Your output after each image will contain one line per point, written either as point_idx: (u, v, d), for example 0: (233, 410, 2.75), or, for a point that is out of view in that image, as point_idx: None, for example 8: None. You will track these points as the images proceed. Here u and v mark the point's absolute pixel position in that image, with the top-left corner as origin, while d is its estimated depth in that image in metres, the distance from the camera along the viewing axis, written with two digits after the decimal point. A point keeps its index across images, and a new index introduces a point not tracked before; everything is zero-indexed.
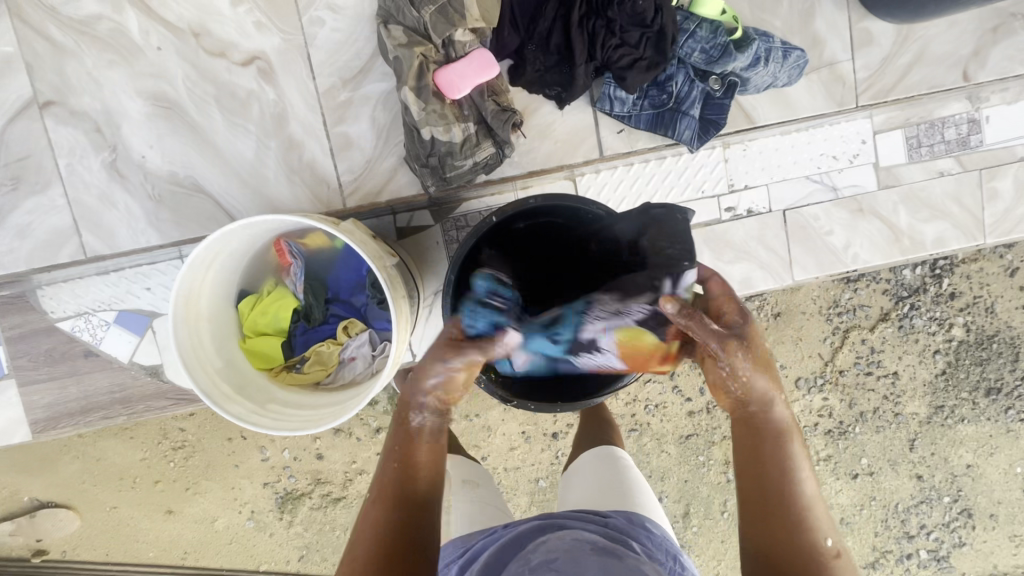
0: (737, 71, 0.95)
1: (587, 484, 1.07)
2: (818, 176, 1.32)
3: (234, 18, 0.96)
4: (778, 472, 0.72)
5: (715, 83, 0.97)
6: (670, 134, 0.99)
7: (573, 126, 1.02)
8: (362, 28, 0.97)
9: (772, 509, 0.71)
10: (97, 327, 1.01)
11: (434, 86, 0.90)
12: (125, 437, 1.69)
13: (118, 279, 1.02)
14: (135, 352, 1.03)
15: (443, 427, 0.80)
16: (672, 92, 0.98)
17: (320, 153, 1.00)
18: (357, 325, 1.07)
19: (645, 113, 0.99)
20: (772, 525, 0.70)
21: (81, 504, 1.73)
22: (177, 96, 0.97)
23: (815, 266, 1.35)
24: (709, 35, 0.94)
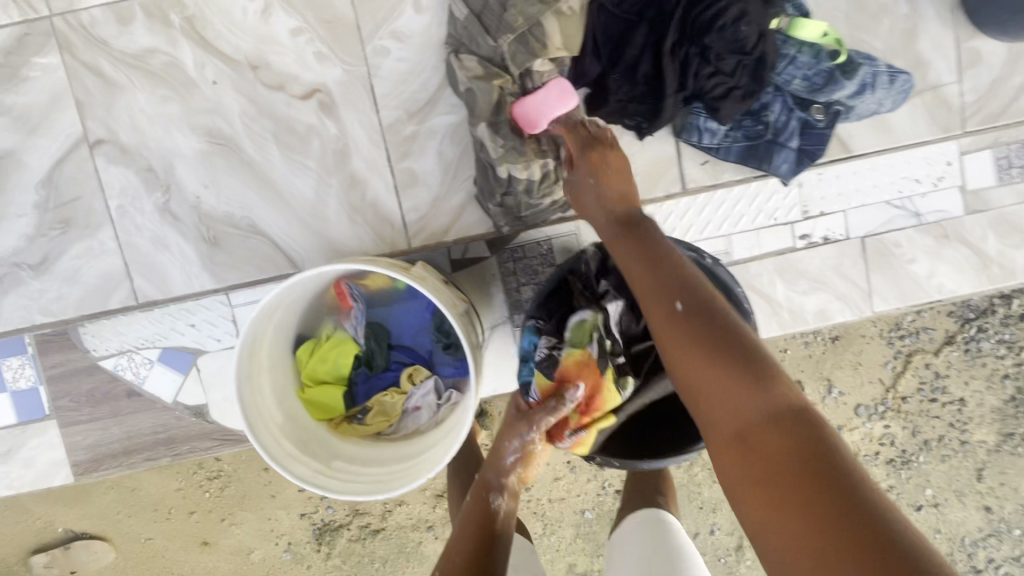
0: (841, 99, 1.10)
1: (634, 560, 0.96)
2: (900, 201, 1.23)
3: (294, 49, 0.90)
4: (687, 294, 0.69)
5: (816, 112, 1.11)
6: (769, 165, 1.12)
7: None
8: (429, 57, 0.90)
9: (710, 361, 0.63)
10: (140, 366, 0.95)
11: (512, 121, 0.83)
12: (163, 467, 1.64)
13: (162, 315, 0.95)
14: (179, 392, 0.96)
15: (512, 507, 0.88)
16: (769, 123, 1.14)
17: (383, 191, 0.93)
18: (422, 372, 1.00)
19: (738, 145, 1.13)
20: (721, 386, 0.62)
21: (116, 537, 1.67)
22: (234, 133, 0.91)
23: (896, 296, 1.26)
24: (811, 61, 1.07)
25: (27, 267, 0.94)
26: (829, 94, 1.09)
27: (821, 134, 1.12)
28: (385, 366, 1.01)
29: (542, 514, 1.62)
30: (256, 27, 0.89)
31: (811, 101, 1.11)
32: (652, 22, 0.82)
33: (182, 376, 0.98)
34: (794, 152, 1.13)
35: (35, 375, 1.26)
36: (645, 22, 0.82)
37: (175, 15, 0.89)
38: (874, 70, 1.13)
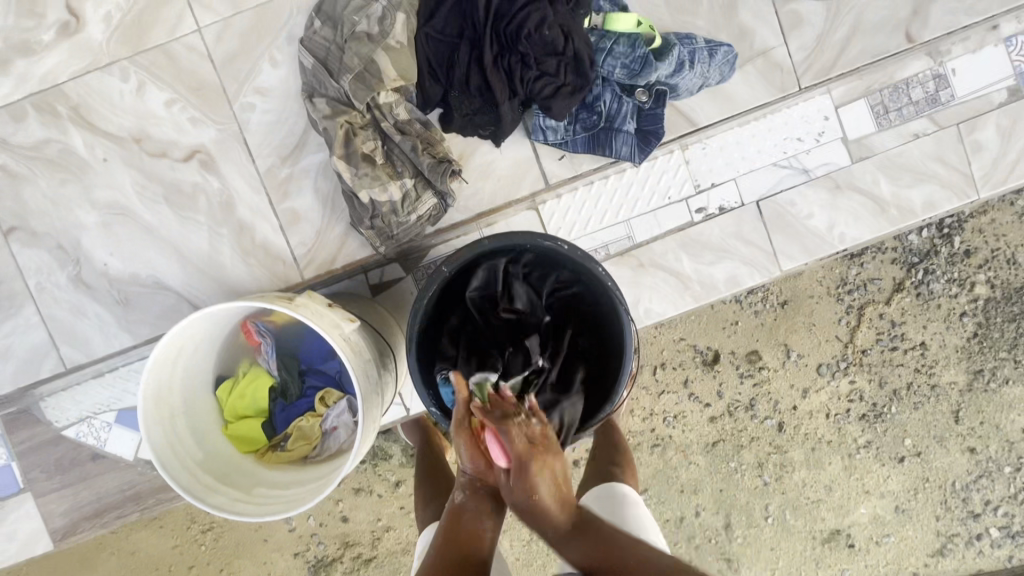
0: (663, 79, 1.14)
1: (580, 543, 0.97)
2: (786, 161, 1.27)
3: (170, 118, 0.99)
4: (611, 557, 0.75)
5: (642, 96, 1.15)
6: (611, 151, 1.16)
7: None
8: (292, 105, 0.99)
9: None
10: (100, 429, 1.04)
11: (363, 150, 0.91)
12: (155, 526, 1.63)
13: (114, 379, 1.04)
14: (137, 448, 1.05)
15: (479, 510, 0.78)
16: (602, 112, 1.16)
17: (271, 232, 1.01)
18: (333, 394, 1.07)
19: (581, 136, 1.16)
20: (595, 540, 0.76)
21: None
22: (129, 202, 1.00)
23: (802, 253, 1.30)
24: (626, 48, 1.11)
25: None
26: (647, 77, 1.12)
27: (655, 115, 1.17)
28: (299, 393, 1.09)
29: (524, 519, 1.62)
30: (133, 105, 0.99)
31: (634, 86, 1.15)
32: (471, 41, 0.91)
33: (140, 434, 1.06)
34: (634, 134, 1.16)
35: (6, 452, 1.35)
36: (465, 42, 0.91)
37: (62, 106, 0.99)
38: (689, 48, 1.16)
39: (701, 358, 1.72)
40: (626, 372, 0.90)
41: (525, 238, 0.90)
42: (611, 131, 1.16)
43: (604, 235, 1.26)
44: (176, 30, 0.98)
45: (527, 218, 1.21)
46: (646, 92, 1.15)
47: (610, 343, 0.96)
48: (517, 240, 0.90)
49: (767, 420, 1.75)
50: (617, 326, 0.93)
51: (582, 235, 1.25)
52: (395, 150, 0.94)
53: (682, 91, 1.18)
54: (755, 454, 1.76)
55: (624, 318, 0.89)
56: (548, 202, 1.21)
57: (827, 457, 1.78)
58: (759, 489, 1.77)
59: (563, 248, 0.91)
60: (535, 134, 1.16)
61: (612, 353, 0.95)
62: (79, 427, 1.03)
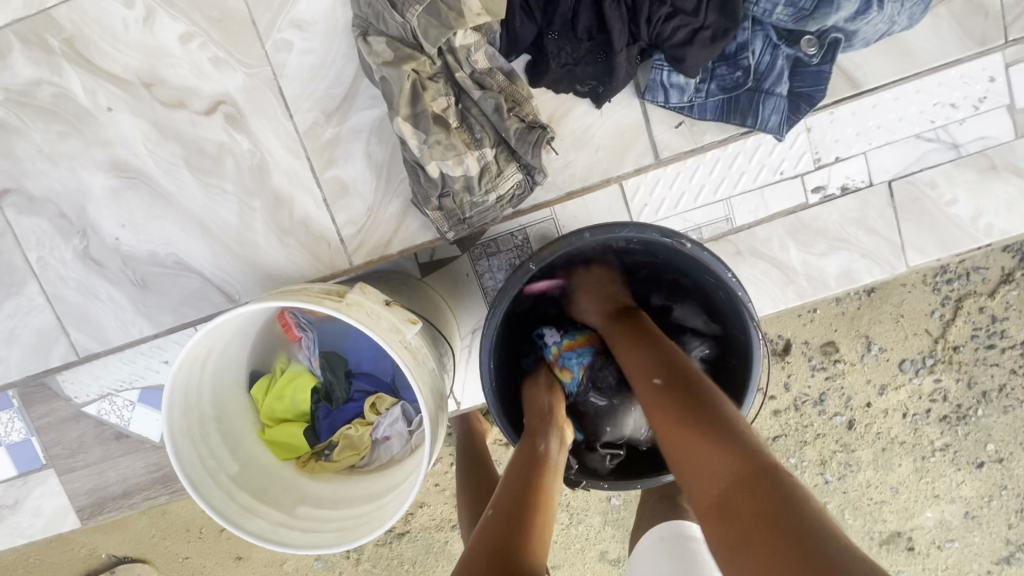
0: (841, 24, 0.87)
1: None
2: (932, 132, 1.03)
3: (187, 57, 0.79)
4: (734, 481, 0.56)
5: (806, 48, 0.90)
6: (754, 121, 0.94)
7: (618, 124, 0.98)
8: (339, 44, 0.78)
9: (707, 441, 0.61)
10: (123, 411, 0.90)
11: (434, 110, 0.70)
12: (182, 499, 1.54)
13: (135, 356, 0.89)
14: None
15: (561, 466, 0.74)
16: (748, 68, 0.91)
17: (313, 206, 0.83)
18: (386, 399, 0.93)
19: (714, 98, 0.94)
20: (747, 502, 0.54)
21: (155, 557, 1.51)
22: (142, 164, 0.82)
23: (935, 246, 1.08)
24: None
25: None
26: (822, 21, 0.86)
27: (819, 73, 0.92)
28: (346, 397, 0.94)
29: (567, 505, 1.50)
30: (141, 39, 0.78)
31: (799, 32, 0.89)
32: None
33: None
34: (786, 99, 0.93)
35: (26, 427, 1.25)
36: None
37: (53, 38, 0.79)
38: None
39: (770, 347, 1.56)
40: (750, 393, 0.75)
41: (632, 229, 0.72)
42: (757, 93, 0.93)
43: (697, 215, 1.06)
44: None
45: (609, 192, 1.00)
46: (815, 42, 0.90)
47: (729, 367, 0.80)
48: (623, 234, 0.73)
49: (836, 417, 1.59)
50: (742, 341, 0.77)
51: (671, 215, 1.05)
52: (472, 109, 0.74)
53: (860, 39, 0.90)
54: (819, 451, 1.61)
55: (754, 334, 0.73)
56: (631, 178, 1.00)
57: (897, 458, 1.60)
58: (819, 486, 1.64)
59: (683, 248, 0.73)
60: (652, 92, 0.95)
61: (732, 369, 0.79)
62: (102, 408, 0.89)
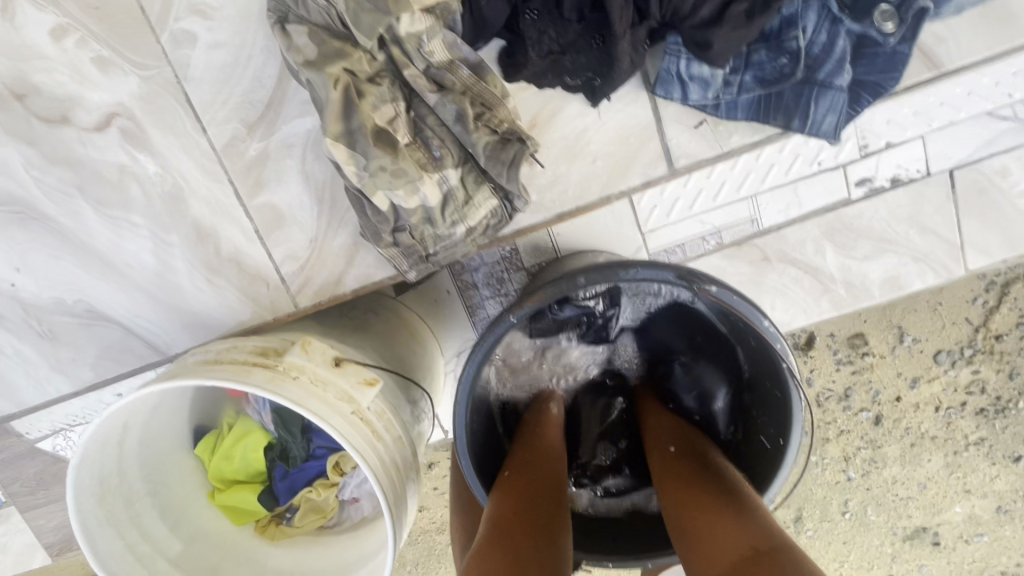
0: None
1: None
2: (1009, 108, 0.84)
3: (64, 58, 0.61)
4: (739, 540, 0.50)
5: (885, 21, 0.70)
6: (810, 121, 0.75)
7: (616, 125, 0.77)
8: (257, 33, 0.60)
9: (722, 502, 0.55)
10: None
11: (376, 123, 0.53)
12: None
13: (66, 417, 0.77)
14: None
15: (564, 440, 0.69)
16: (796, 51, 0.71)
17: (243, 240, 0.67)
18: (350, 459, 0.77)
19: (750, 93, 0.74)
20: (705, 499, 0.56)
21: None
22: (27, 195, 0.66)
23: (1001, 245, 0.91)
24: None
25: None
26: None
27: (893, 55, 0.72)
28: (304, 456, 0.77)
29: None
30: (1, 36, 0.61)
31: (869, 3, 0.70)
32: None
33: None
34: (846, 93, 0.73)
35: None
36: None
37: None
38: None
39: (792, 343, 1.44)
40: (786, 462, 0.61)
41: (637, 270, 0.56)
42: (809, 85, 0.73)
43: (718, 217, 0.89)
44: None
45: None
46: (890, 16, 0.70)
47: (758, 426, 0.66)
48: (626, 275, 0.56)
49: (861, 412, 1.45)
50: (778, 400, 0.62)
51: (686, 218, 0.88)
52: (427, 119, 0.56)
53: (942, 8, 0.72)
54: (844, 449, 1.47)
55: (791, 392, 0.59)
56: None
57: (926, 453, 1.46)
58: (841, 484, 1.51)
59: (707, 295, 0.56)
60: (664, 87, 0.75)
61: (761, 429, 0.65)
62: None
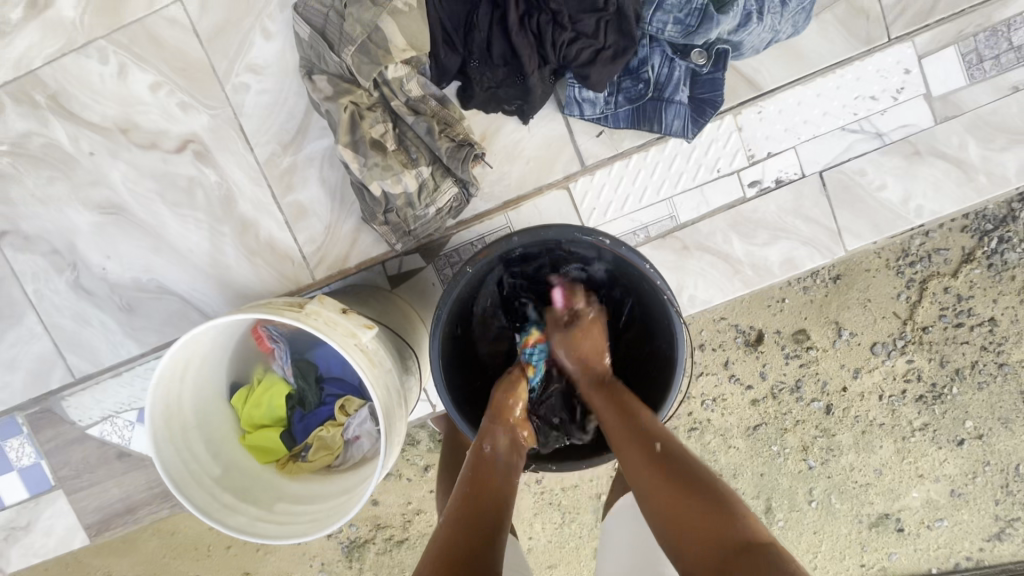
0: (725, 36, 0.99)
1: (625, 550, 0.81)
2: (856, 124, 1.10)
3: (157, 103, 0.88)
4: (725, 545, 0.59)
5: (698, 58, 1.00)
6: (658, 126, 1.04)
7: (544, 138, 1.07)
8: (291, 82, 0.87)
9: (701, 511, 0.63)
10: (122, 428, 0.98)
11: (372, 135, 0.79)
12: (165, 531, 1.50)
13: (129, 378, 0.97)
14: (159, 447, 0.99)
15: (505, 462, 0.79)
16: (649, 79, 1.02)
17: (276, 228, 0.91)
18: (354, 402, 1.00)
19: (623, 109, 1.04)
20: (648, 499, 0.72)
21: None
22: (121, 199, 0.91)
23: (871, 229, 1.14)
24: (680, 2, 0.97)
25: None
26: (706, 35, 0.97)
27: (714, 80, 1.02)
28: (318, 401, 1.02)
29: (555, 503, 1.47)
30: (116, 91, 0.88)
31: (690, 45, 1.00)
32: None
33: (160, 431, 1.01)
34: (687, 105, 1.03)
35: (34, 451, 1.33)
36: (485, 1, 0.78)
37: (39, 95, 0.89)
38: None
39: (743, 337, 1.40)
40: (678, 374, 0.82)
41: (557, 232, 0.79)
42: (660, 102, 1.03)
43: (644, 215, 1.12)
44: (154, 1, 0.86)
45: (553, 199, 1.08)
46: (704, 54, 1.01)
47: (661, 352, 0.87)
48: (549, 236, 0.80)
49: (813, 403, 1.43)
50: (669, 329, 0.82)
51: (619, 216, 1.12)
52: (407, 133, 0.82)
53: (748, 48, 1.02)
54: (800, 438, 1.45)
55: (675, 318, 0.80)
56: (580, 180, 1.09)
57: (878, 439, 1.45)
58: (802, 474, 1.47)
59: (605, 244, 0.80)
60: (569, 108, 1.04)
61: (662, 351, 0.86)
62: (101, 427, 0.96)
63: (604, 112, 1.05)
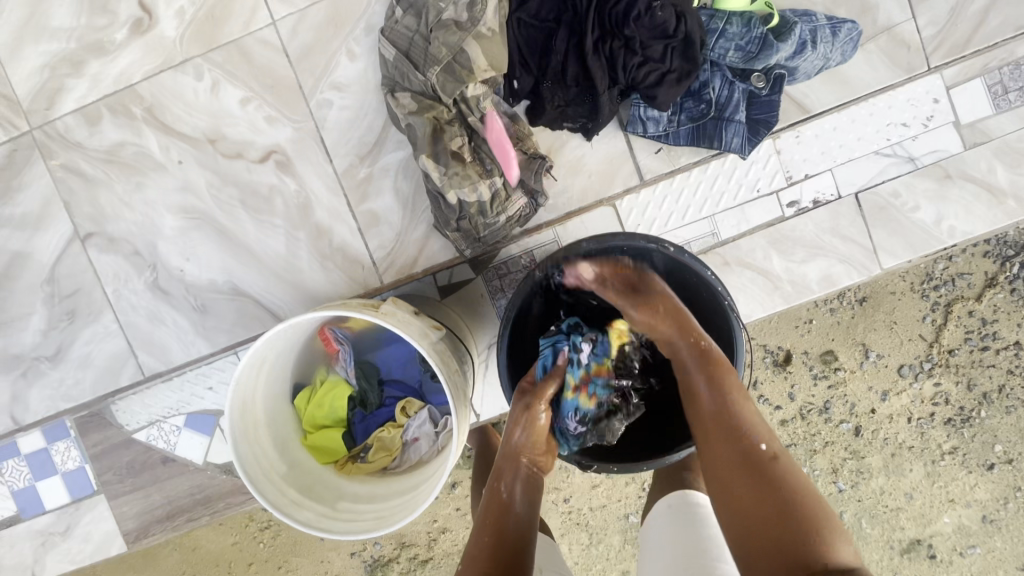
0: (783, 62, 1.07)
1: (664, 549, 0.85)
2: (889, 148, 1.17)
3: (245, 117, 0.95)
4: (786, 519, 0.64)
5: (758, 82, 1.08)
6: (719, 143, 1.10)
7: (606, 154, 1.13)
8: (372, 98, 0.94)
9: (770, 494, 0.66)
10: (171, 433, 1.08)
11: (452, 147, 0.86)
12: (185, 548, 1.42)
13: (182, 383, 1.05)
14: (209, 451, 1.09)
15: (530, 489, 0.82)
16: (712, 100, 1.09)
17: (348, 235, 0.97)
18: (414, 404, 1.03)
19: (684, 128, 1.11)
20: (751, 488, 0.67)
21: None
22: (203, 205, 0.97)
23: (904, 249, 1.19)
24: (741, 29, 1.06)
25: (45, 358, 1.07)
26: (765, 61, 1.06)
27: (771, 101, 1.10)
28: (379, 402, 1.05)
29: (585, 523, 1.43)
30: (209, 105, 0.95)
31: (749, 70, 1.09)
32: (569, 26, 0.86)
33: (208, 437, 1.10)
34: (744, 124, 1.09)
35: (81, 454, 1.13)
36: (563, 27, 0.86)
37: (137, 107, 0.96)
38: (812, 26, 1.09)
39: (772, 357, 1.43)
40: None
41: (623, 240, 0.85)
42: (719, 121, 1.10)
43: (686, 232, 1.17)
44: (250, 24, 0.94)
45: (603, 216, 1.14)
46: (762, 78, 1.09)
47: None
48: (614, 243, 0.85)
49: (842, 424, 1.45)
50: (726, 336, 0.87)
51: (663, 232, 1.17)
52: (483, 146, 0.88)
53: (801, 74, 1.11)
54: (830, 460, 1.46)
55: (734, 321, 0.84)
56: (628, 198, 1.14)
57: (908, 463, 1.45)
58: (832, 497, 1.48)
59: (667, 251, 0.85)
60: (633, 126, 1.11)
61: (718, 356, 0.89)
62: (151, 430, 1.07)
63: (666, 131, 1.12)
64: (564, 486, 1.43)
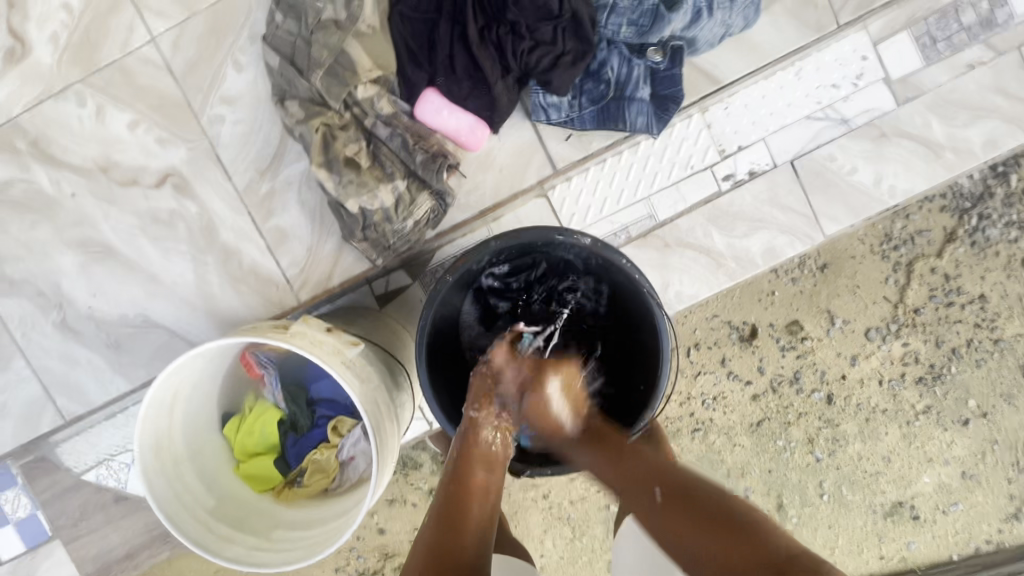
0: (678, 32, 1.03)
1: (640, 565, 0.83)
2: (821, 112, 1.13)
3: (135, 141, 0.94)
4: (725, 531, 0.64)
5: (654, 56, 1.04)
6: (623, 123, 1.07)
7: (515, 146, 1.09)
8: (264, 112, 0.93)
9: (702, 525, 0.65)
10: (121, 470, 1.05)
11: (346, 154, 0.87)
12: None
13: (127, 419, 1.01)
14: None
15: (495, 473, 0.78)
16: (610, 80, 1.05)
17: (258, 254, 0.96)
18: (346, 421, 0.99)
19: (588, 111, 1.06)
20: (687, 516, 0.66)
21: None
22: (103, 238, 0.95)
23: (846, 213, 1.16)
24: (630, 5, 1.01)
25: None
26: (659, 33, 1.02)
27: (673, 76, 1.06)
28: (311, 424, 1.02)
29: (566, 517, 1.39)
30: (96, 131, 0.93)
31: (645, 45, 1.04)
32: (450, 15, 0.88)
33: None
34: (648, 101, 1.06)
35: (32, 501, 1.08)
36: (443, 17, 0.88)
37: (20, 141, 0.93)
38: None
39: (738, 332, 1.36)
40: (664, 368, 0.81)
41: (536, 234, 0.80)
42: (621, 100, 1.06)
43: (623, 216, 1.14)
44: (128, 43, 0.92)
45: (535, 208, 1.10)
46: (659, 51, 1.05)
47: (646, 346, 0.86)
48: (525, 238, 0.80)
49: (813, 394, 1.39)
50: (651, 326, 0.83)
51: (599, 219, 1.13)
52: (381, 148, 0.90)
53: (701, 43, 1.06)
54: (805, 430, 1.40)
55: (656, 308, 0.80)
56: (558, 185, 1.11)
57: (882, 426, 1.41)
58: (811, 468, 1.41)
59: (581, 243, 0.81)
60: (536, 114, 1.06)
61: (647, 341, 0.86)
62: (99, 470, 1.04)
63: (570, 116, 1.07)
64: (540, 485, 1.38)
